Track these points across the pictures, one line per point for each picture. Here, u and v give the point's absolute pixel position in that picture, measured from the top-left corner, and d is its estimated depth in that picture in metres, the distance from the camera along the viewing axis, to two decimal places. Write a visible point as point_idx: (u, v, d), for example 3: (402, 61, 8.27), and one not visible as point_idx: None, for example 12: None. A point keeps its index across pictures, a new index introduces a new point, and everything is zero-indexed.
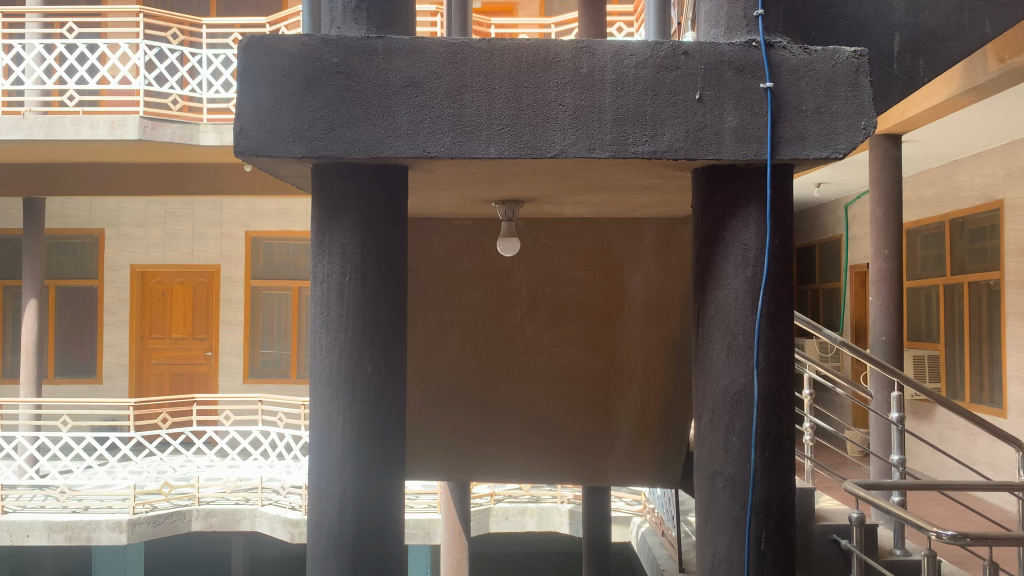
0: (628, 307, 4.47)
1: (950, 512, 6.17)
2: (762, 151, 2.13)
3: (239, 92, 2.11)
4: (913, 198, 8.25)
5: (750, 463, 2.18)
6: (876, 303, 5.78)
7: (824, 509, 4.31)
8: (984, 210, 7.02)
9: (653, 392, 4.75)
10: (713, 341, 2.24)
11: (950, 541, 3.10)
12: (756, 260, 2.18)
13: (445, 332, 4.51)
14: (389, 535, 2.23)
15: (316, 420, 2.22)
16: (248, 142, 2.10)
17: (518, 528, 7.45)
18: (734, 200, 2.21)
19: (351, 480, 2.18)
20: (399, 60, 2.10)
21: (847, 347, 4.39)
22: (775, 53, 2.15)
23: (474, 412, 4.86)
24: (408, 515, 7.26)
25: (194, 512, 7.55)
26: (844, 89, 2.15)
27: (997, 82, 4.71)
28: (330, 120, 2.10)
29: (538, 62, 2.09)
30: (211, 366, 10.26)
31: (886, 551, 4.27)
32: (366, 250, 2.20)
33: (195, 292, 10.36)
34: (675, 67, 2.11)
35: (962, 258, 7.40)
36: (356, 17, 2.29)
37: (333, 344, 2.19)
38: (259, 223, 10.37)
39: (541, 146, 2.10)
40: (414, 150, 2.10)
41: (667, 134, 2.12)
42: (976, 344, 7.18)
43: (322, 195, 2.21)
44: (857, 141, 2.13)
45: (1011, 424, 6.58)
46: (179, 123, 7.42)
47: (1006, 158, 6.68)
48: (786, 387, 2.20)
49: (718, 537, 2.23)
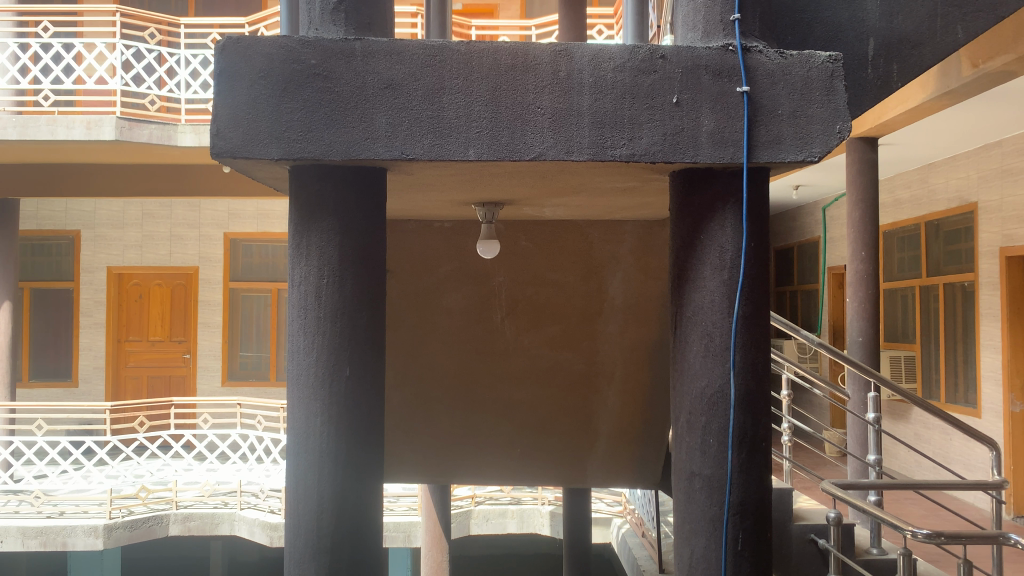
0: (608, 309, 4.49)
1: (925, 512, 6.27)
2: (738, 154, 2.15)
3: (216, 93, 2.10)
4: (890, 200, 8.35)
5: (727, 464, 2.19)
6: (853, 304, 5.82)
7: (802, 509, 4.35)
8: (959, 212, 7.11)
9: (633, 393, 4.76)
10: (689, 343, 2.26)
11: (925, 540, 3.14)
12: (733, 262, 2.19)
13: (425, 334, 4.51)
14: (367, 537, 2.22)
15: (293, 424, 2.20)
16: (226, 144, 2.09)
17: (498, 529, 7.46)
18: (710, 203, 2.22)
19: (329, 482, 2.17)
20: (377, 62, 2.09)
21: (825, 347, 4.37)
22: (751, 57, 2.17)
23: (454, 415, 4.85)
24: (387, 518, 7.24)
25: (172, 516, 7.48)
26: (819, 93, 2.17)
27: (972, 87, 4.78)
28: (308, 122, 2.09)
29: (517, 65, 2.10)
30: (190, 369, 10.19)
31: (862, 550, 4.32)
32: (343, 253, 2.19)
33: (174, 295, 10.25)
34: (652, 71, 2.12)
35: (938, 260, 7.49)
36: (334, 18, 2.28)
37: (311, 347, 2.17)
38: (238, 224, 10.29)
39: (519, 149, 2.11)
40: (392, 151, 2.09)
41: (644, 137, 2.13)
42: (952, 345, 7.28)
43: (299, 196, 2.20)
44: (833, 145, 2.15)
45: (985, 424, 6.68)
46: (157, 123, 7.36)
47: (980, 161, 6.78)
48: (762, 387, 2.22)
49: (695, 538, 2.24)
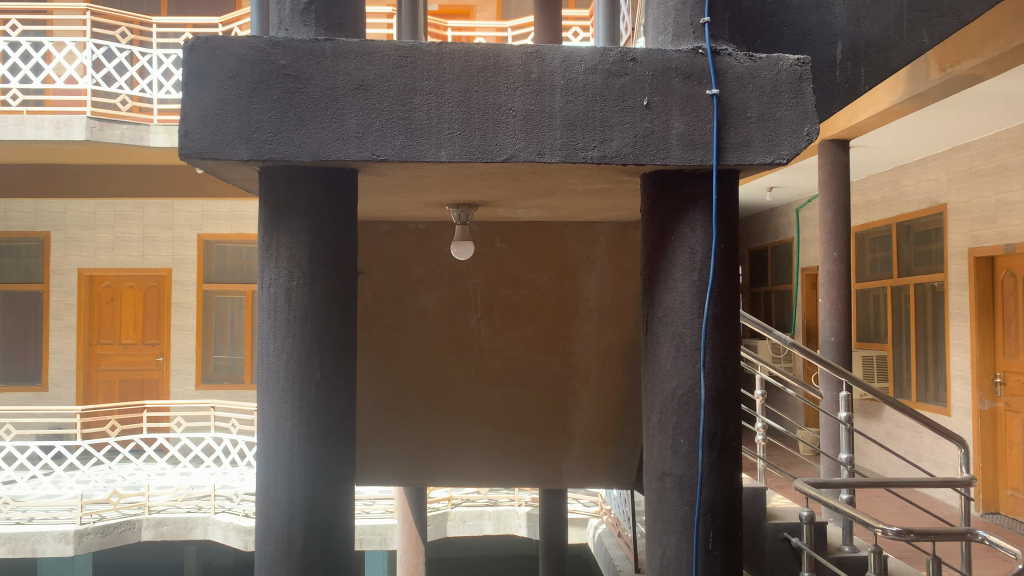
0: (583, 309, 4.51)
1: (897, 509, 6.38)
2: (708, 156, 2.16)
3: (184, 94, 2.08)
4: (861, 201, 8.46)
5: (698, 463, 2.20)
6: (825, 305, 5.88)
7: (776, 507, 4.39)
8: (929, 213, 7.22)
9: (608, 393, 4.77)
10: (661, 343, 2.27)
11: (895, 537, 3.17)
12: (703, 263, 2.21)
13: (400, 335, 4.50)
14: (338, 541, 2.21)
15: (263, 428, 2.18)
16: (194, 145, 2.07)
17: (475, 531, 7.45)
18: (681, 205, 2.24)
19: (299, 485, 2.15)
20: (348, 63, 2.08)
21: (798, 347, 4.40)
22: (721, 60, 2.19)
23: (429, 418, 4.83)
24: (363, 521, 7.22)
25: (144, 521, 7.40)
26: (787, 96, 2.19)
27: (940, 90, 4.85)
28: (277, 123, 2.08)
29: (488, 66, 2.10)
30: (163, 372, 10.08)
31: (835, 548, 4.38)
32: (314, 254, 2.17)
33: (146, 297, 10.13)
34: (623, 74, 2.13)
35: (909, 261, 7.60)
36: (305, 19, 2.27)
37: (281, 349, 2.16)
38: (212, 226, 10.18)
39: (491, 150, 2.11)
40: (363, 153, 2.09)
41: (616, 139, 2.14)
42: (922, 345, 7.38)
43: (269, 197, 2.19)
44: (801, 147, 2.17)
45: (955, 422, 6.79)
46: (128, 124, 7.27)
47: (949, 163, 6.89)
48: (732, 387, 2.24)
49: (667, 538, 2.25)
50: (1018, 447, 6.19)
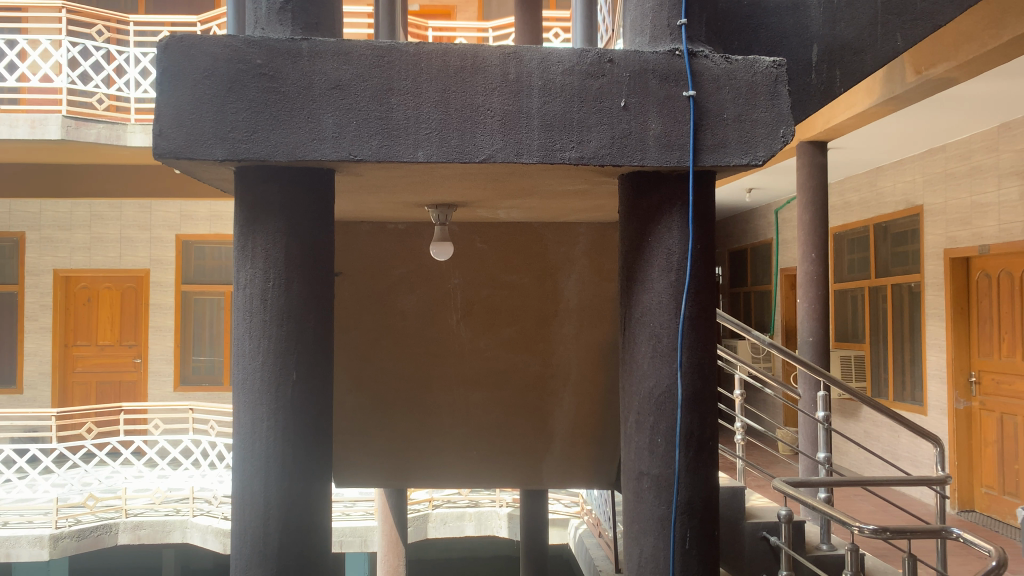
0: (563, 310, 4.51)
1: (874, 507, 6.46)
2: (684, 158, 2.17)
3: (158, 93, 2.06)
4: (839, 203, 8.53)
5: (675, 464, 2.21)
6: (804, 305, 5.93)
7: (755, 507, 4.41)
8: (905, 215, 7.30)
9: (588, 394, 4.76)
10: (638, 343, 2.28)
11: (872, 535, 3.19)
12: (680, 264, 2.22)
13: (379, 336, 4.49)
14: (315, 542, 2.20)
15: (239, 429, 2.17)
16: (169, 144, 2.05)
17: (456, 532, 7.44)
18: (658, 206, 2.25)
19: (275, 487, 2.14)
20: (325, 62, 2.07)
21: (777, 348, 4.42)
22: (697, 62, 2.20)
23: (409, 419, 4.81)
24: (343, 523, 7.19)
25: (121, 525, 7.33)
26: (764, 98, 2.20)
27: (915, 93, 4.90)
28: (253, 123, 2.06)
29: (466, 67, 2.10)
30: (140, 373, 9.98)
31: (813, 547, 4.41)
32: (290, 255, 2.16)
33: (123, 298, 10.03)
34: (601, 75, 2.14)
35: (886, 261, 7.69)
36: (281, 18, 2.25)
37: (256, 351, 2.14)
38: (190, 226, 10.08)
39: (469, 150, 2.11)
40: (339, 153, 2.07)
41: (593, 140, 2.14)
42: (899, 345, 7.47)
43: (244, 196, 2.17)
44: (776, 149, 2.19)
45: (931, 421, 6.87)
46: (105, 123, 7.19)
47: (925, 165, 6.97)
48: (708, 387, 2.25)
49: (644, 538, 2.25)
50: (992, 445, 6.27)
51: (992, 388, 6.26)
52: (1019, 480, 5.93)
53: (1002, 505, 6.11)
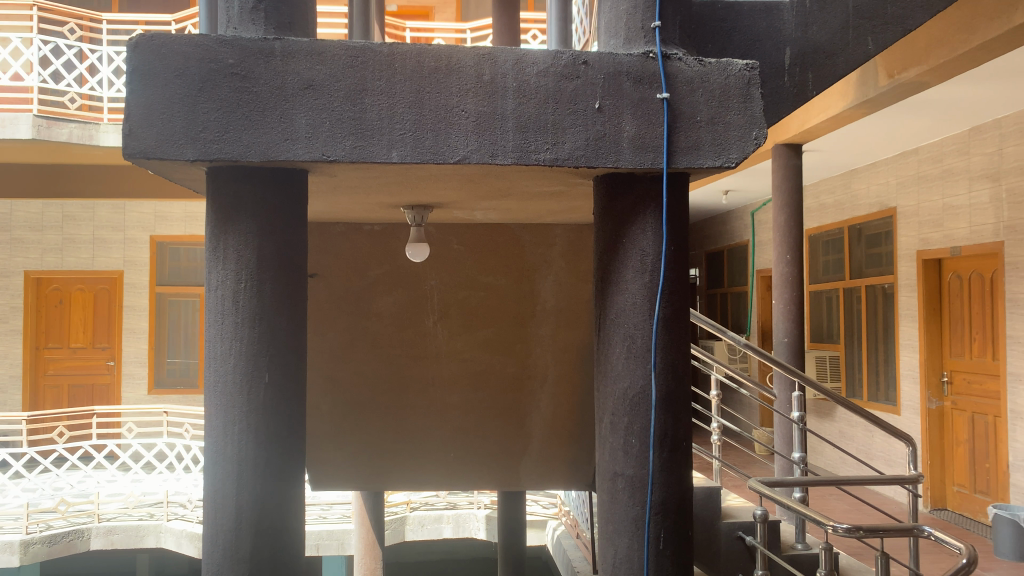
0: (540, 311, 4.51)
1: (849, 506, 6.53)
2: (658, 160, 2.18)
3: (128, 92, 2.04)
4: (814, 205, 8.62)
5: (649, 464, 2.22)
6: (779, 306, 5.97)
7: (731, 507, 4.44)
8: (879, 217, 7.38)
9: (566, 395, 4.76)
10: (612, 345, 2.28)
11: (846, 534, 3.21)
12: (654, 265, 2.23)
13: (356, 338, 4.48)
14: (288, 545, 2.18)
15: (210, 432, 2.14)
16: (139, 144, 2.03)
17: (434, 535, 7.41)
18: (632, 208, 2.25)
19: (248, 489, 2.12)
20: (298, 63, 2.05)
21: (752, 350, 4.40)
22: (671, 64, 2.20)
23: (386, 421, 4.80)
24: (320, 527, 7.14)
25: (93, 530, 7.23)
26: (736, 101, 2.21)
27: (888, 96, 4.96)
28: (225, 123, 2.04)
29: (440, 67, 2.09)
30: (114, 377, 9.85)
31: (788, 546, 4.45)
32: (262, 256, 2.14)
33: (96, 300, 9.90)
34: (575, 77, 2.14)
35: (860, 262, 7.77)
36: (254, 17, 2.23)
37: (228, 353, 2.12)
38: (165, 227, 9.96)
39: (443, 151, 2.10)
40: (312, 153, 2.06)
41: (568, 142, 2.14)
42: (873, 345, 7.55)
43: (216, 197, 2.15)
44: (749, 152, 2.20)
45: (904, 420, 6.95)
46: (77, 123, 7.08)
47: (898, 168, 7.06)
48: (681, 388, 2.26)
49: (619, 539, 2.26)
50: (964, 445, 6.35)
51: (963, 388, 6.35)
52: (990, 478, 6.02)
53: (974, 503, 6.20)
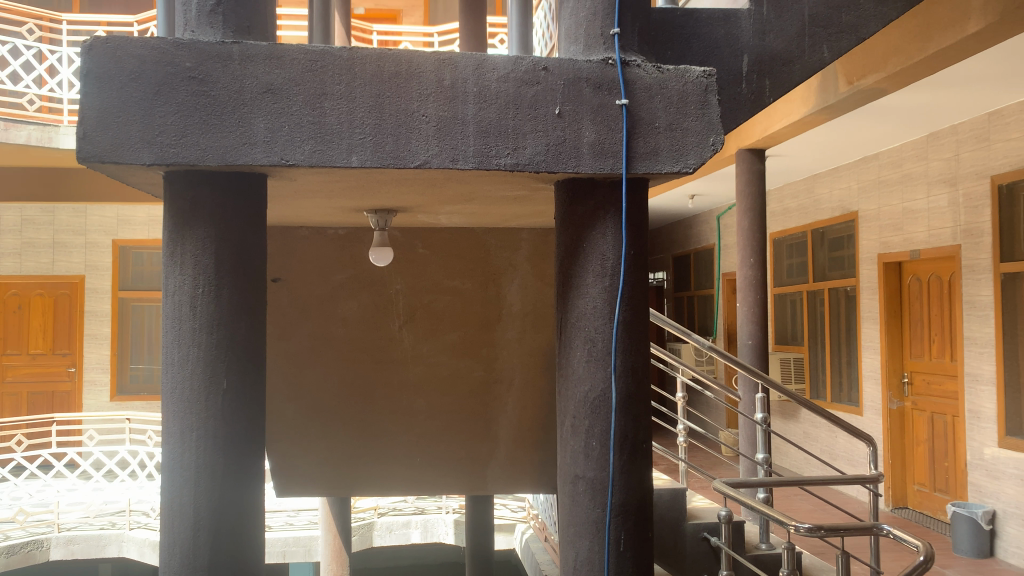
0: (506, 315, 4.51)
1: (813, 506, 6.64)
2: (618, 165, 2.20)
3: (82, 95, 2.01)
4: (779, 209, 8.74)
5: (609, 467, 2.24)
6: (743, 309, 6.04)
7: (696, 508, 4.48)
8: (841, 220, 7.51)
9: (532, 398, 4.79)
10: (573, 348, 2.29)
11: (807, 533, 3.26)
12: (614, 270, 2.25)
13: (320, 343, 4.47)
14: (247, 553, 2.16)
15: (167, 439, 2.12)
16: (93, 148, 2.00)
17: (402, 540, 7.37)
18: (593, 212, 2.27)
19: (205, 497, 2.09)
20: (256, 67, 2.04)
21: (718, 351, 4.44)
22: (630, 71, 2.23)
23: (353, 425, 4.84)
24: (287, 533, 7.06)
25: (53, 540, 7.09)
26: (694, 107, 2.24)
27: (847, 103, 5.05)
28: (182, 126, 2.02)
29: (400, 72, 2.09)
30: (75, 383, 9.68)
31: (752, 546, 4.50)
32: (220, 261, 2.12)
33: (56, 306, 9.70)
34: (535, 82, 2.16)
35: (823, 266, 7.89)
36: (211, 21, 2.22)
37: (185, 359, 2.10)
38: (128, 231, 9.82)
39: (404, 156, 2.10)
40: (271, 158, 2.05)
41: (528, 147, 2.16)
42: (836, 347, 7.67)
43: (173, 203, 2.13)
44: (707, 157, 2.23)
45: (867, 421, 7.06)
46: (36, 125, 6.95)
47: (859, 172, 7.19)
48: (641, 390, 2.28)
49: (579, 541, 2.27)
50: (924, 445, 6.47)
51: (923, 388, 6.47)
52: (949, 477, 6.15)
53: (933, 502, 6.32)
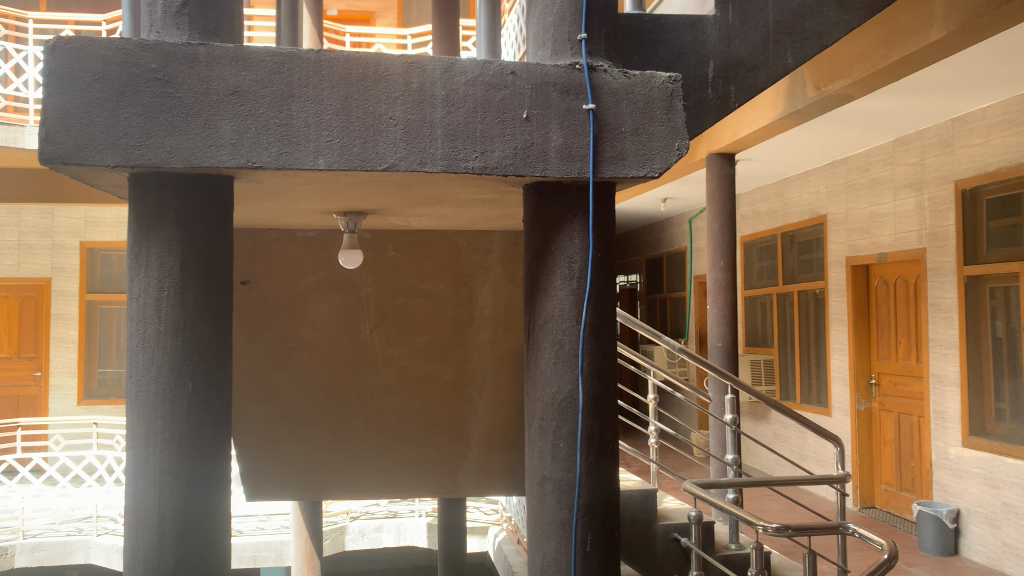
0: (478, 318, 4.50)
1: (782, 506, 6.72)
2: (585, 169, 2.22)
3: (44, 95, 1.98)
4: (749, 212, 8.84)
5: (576, 468, 2.26)
6: (714, 311, 6.11)
7: (667, 509, 4.52)
8: (810, 224, 7.61)
9: (503, 401, 4.80)
10: (541, 350, 2.31)
11: (775, 533, 3.29)
12: (581, 272, 2.27)
13: (290, 346, 4.45)
14: (213, 555, 2.15)
15: (131, 443, 2.10)
16: (56, 149, 1.98)
17: (374, 544, 7.34)
18: (560, 215, 2.29)
19: (170, 501, 2.08)
20: (221, 69, 2.03)
21: (689, 354, 4.47)
22: (596, 76, 2.25)
23: (325, 427, 4.84)
24: (258, 538, 7.00)
25: (18, 547, 6.94)
26: (660, 112, 2.27)
27: (815, 108, 5.13)
28: (147, 128, 2.01)
29: (368, 75, 2.09)
30: (41, 387, 9.48)
31: (722, 546, 4.55)
32: (185, 263, 2.11)
33: (21, 309, 9.50)
34: (503, 86, 2.17)
35: (793, 269, 7.99)
36: (178, 22, 2.21)
37: (150, 362, 2.08)
38: (96, 233, 9.69)
39: (372, 158, 2.10)
40: (237, 160, 2.04)
41: (496, 151, 2.17)
42: (805, 349, 7.78)
43: (137, 206, 2.11)
44: (672, 162, 2.26)
45: (835, 422, 7.16)
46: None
47: (828, 176, 7.30)
48: (608, 392, 2.30)
49: (547, 542, 2.29)
50: (890, 445, 6.57)
51: (890, 389, 6.58)
52: (915, 476, 6.26)
53: (900, 501, 6.43)
